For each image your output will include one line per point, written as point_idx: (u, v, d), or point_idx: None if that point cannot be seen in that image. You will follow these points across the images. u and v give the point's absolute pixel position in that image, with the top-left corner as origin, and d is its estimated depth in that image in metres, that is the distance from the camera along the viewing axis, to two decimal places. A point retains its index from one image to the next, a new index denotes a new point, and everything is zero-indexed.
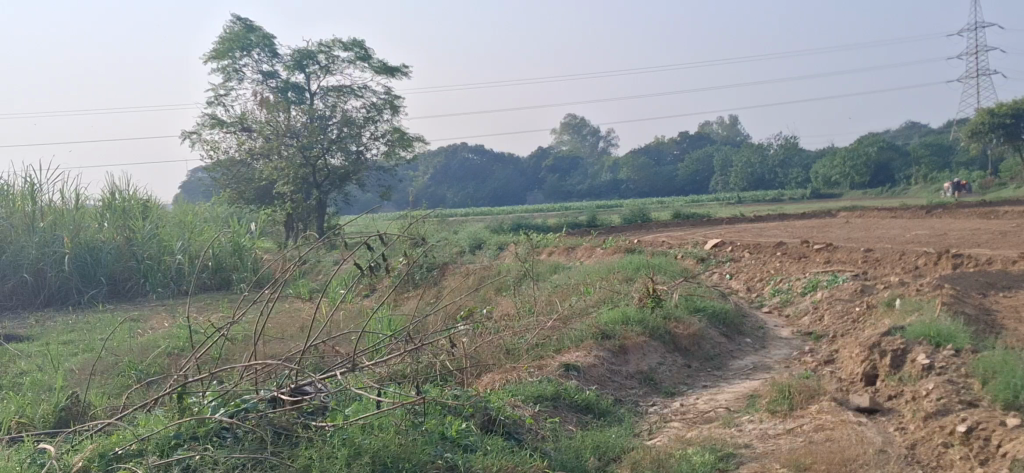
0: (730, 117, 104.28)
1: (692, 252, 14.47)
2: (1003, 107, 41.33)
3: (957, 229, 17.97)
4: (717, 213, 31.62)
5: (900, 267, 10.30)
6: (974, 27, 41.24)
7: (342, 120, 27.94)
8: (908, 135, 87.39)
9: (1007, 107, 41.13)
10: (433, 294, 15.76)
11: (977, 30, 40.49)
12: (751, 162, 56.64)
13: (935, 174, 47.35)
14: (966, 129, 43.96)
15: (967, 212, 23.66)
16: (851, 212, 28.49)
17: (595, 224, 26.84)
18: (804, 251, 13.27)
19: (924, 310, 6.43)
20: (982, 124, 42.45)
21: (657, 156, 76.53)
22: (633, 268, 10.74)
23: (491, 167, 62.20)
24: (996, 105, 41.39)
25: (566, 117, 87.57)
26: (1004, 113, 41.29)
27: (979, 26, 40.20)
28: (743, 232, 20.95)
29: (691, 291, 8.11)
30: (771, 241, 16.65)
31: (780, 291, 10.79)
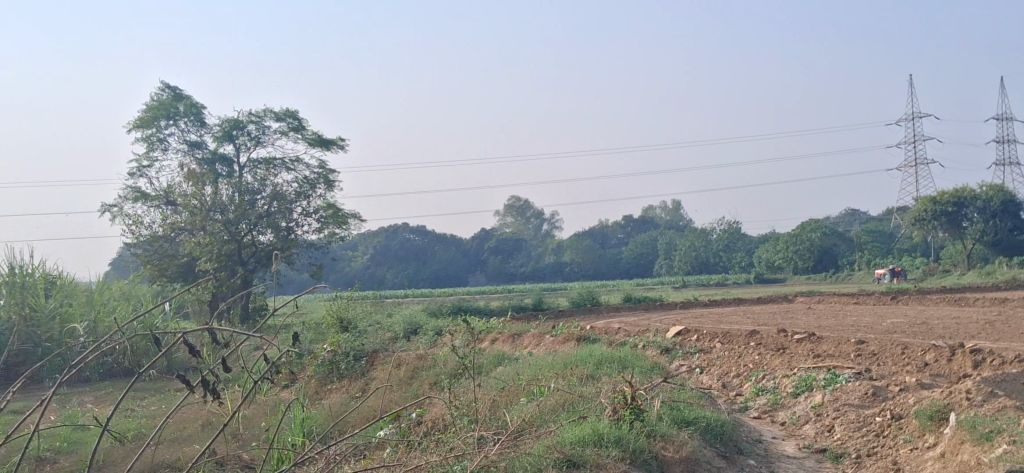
0: (674, 202, 104.49)
1: (655, 340, 12.79)
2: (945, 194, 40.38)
3: (932, 318, 16.61)
4: (668, 297, 30.21)
5: (909, 365, 8.73)
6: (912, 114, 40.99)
7: (271, 193, 26.17)
8: (848, 222, 87.62)
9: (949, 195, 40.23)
10: (362, 387, 13.85)
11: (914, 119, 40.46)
12: (694, 246, 55.86)
13: (879, 261, 46.72)
14: (909, 215, 42.76)
15: (930, 300, 22.42)
16: (808, 298, 27.17)
17: (542, 307, 25.17)
18: (783, 342, 11.67)
19: (1012, 434, 4.80)
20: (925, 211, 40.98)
21: (601, 239, 75.51)
22: (592, 362, 9.05)
23: (434, 247, 60.43)
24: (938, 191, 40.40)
25: (510, 198, 86.51)
26: (946, 200, 40.35)
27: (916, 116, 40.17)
28: (702, 319, 19.40)
29: (673, 395, 6.44)
30: (738, 328, 15.13)
31: (766, 390, 9.15)
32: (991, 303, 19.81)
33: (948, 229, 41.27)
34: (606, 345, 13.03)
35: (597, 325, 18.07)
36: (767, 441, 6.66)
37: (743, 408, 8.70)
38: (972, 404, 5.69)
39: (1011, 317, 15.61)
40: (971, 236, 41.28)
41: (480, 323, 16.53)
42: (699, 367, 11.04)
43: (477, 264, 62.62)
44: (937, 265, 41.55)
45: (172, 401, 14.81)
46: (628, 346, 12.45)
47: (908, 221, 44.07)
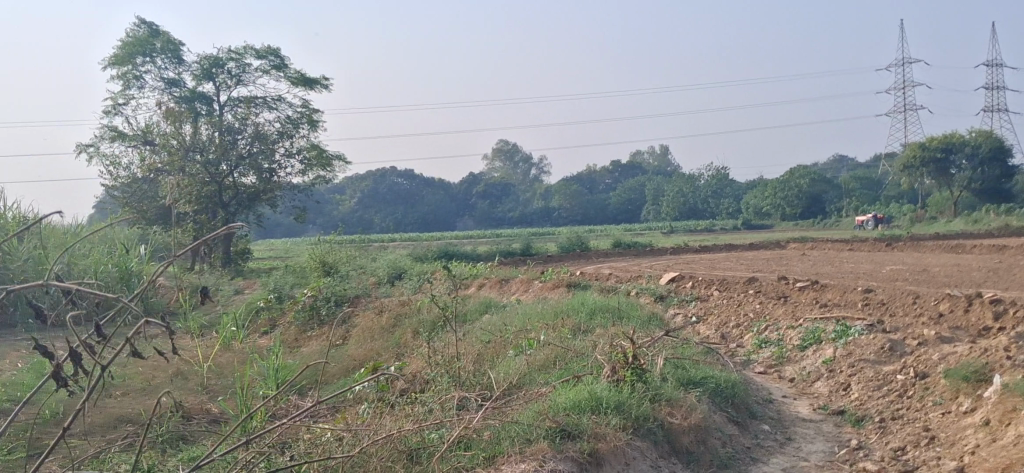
0: (663, 148, 103.71)
1: (650, 287, 12.18)
2: (934, 141, 40.07)
3: (933, 265, 16.05)
4: (658, 242, 29.61)
5: (923, 316, 8.15)
6: (903, 61, 40.14)
7: (253, 133, 25.27)
8: (836, 169, 86.88)
9: (938, 142, 39.94)
10: (342, 335, 13.25)
11: (903, 65, 39.79)
12: (682, 191, 55.27)
13: (867, 208, 46.23)
14: (897, 161, 42.63)
15: (927, 247, 21.86)
16: (800, 244, 26.59)
17: (529, 252, 24.58)
18: (784, 290, 11.08)
19: None
20: (914, 158, 40.93)
21: (589, 183, 74.74)
22: (586, 311, 8.43)
23: (420, 191, 59.50)
24: (927, 138, 40.13)
25: (498, 143, 85.50)
26: (935, 147, 40.06)
27: (905, 62, 39.52)
28: (694, 265, 18.82)
29: (677, 352, 5.84)
30: (734, 276, 14.55)
31: (770, 342, 8.59)
32: (990, 250, 19.28)
33: (934, 178, 41.19)
34: (598, 291, 12.43)
35: (587, 271, 17.48)
36: (778, 401, 6.09)
37: (745, 361, 8.13)
38: (1011, 365, 5.12)
39: (1016, 265, 15.05)
40: (959, 184, 40.70)
41: (465, 268, 15.91)
42: (696, 316, 10.47)
43: (464, 210, 61.78)
44: (923, 211, 41.03)
45: (147, 348, 14.21)
46: (622, 294, 11.85)
47: (896, 169, 43.49)
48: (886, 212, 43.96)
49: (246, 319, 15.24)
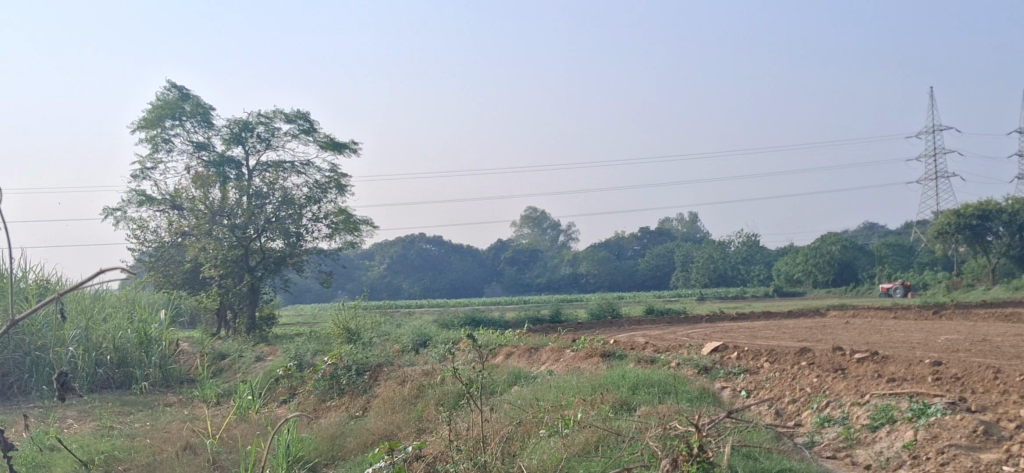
0: (691, 215, 102.89)
1: (691, 358, 11.26)
2: (969, 207, 38.94)
3: (991, 335, 15.00)
4: (690, 309, 28.60)
5: (1010, 394, 7.26)
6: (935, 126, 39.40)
7: (281, 197, 24.38)
8: (866, 236, 85.35)
9: (974, 207, 38.79)
10: (363, 405, 12.41)
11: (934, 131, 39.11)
12: (713, 257, 54.20)
13: (901, 274, 44.93)
14: (931, 228, 41.15)
15: (976, 315, 20.75)
16: (840, 312, 25.50)
17: (559, 319, 23.70)
18: (841, 362, 10.15)
19: None
20: (948, 224, 39.63)
21: (616, 250, 73.67)
22: (629, 384, 7.58)
23: (448, 258, 58.80)
24: (962, 204, 38.96)
25: (526, 209, 85.06)
26: (970, 213, 38.89)
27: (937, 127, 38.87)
28: (733, 334, 17.84)
29: (743, 441, 4.98)
30: (781, 346, 13.59)
31: (835, 421, 7.70)
32: None
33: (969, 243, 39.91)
34: (635, 362, 11.53)
35: (620, 340, 16.55)
36: None
37: (809, 442, 7.23)
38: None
39: None
40: (996, 250, 39.39)
41: (493, 336, 15.04)
42: (745, 390, 9.56)
43: (491, 276, 60.77)
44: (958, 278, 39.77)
45: (158, 417, 13.39)
46: (662, 366, 10.94)
47: (930, 236, 42.31)
48: (921, 281, 42.21)
49: (264, 387, 14.42)
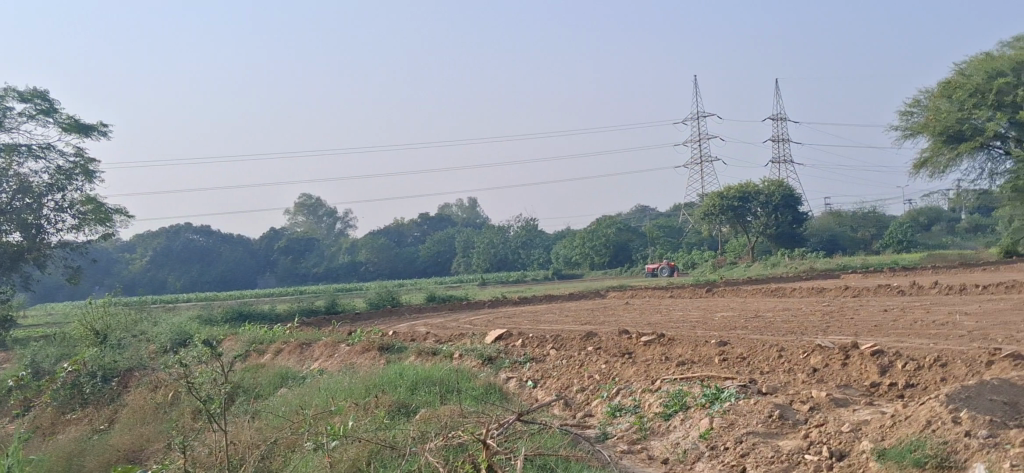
0: (469, 200, 103.59)
1: (473, 347, 10.66)
2: (730, 190, 40.78)
3: (763, 311, 15.39)
4: (472, 294, 28.27)
5: (798, 373, 7.09)
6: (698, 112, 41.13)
7: (16, 185, 21.86)
8: (638, 219, 88.84)
9: (735, 190, 40.69)
10: (109, 417, 10.97)
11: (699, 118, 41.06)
12: (492, 242, 54.46)
13: (671, 255, 46.69)
14: (697, 210, 42.81)
15: (745, 292, 21.53)
16: (618, 292, 25.87)
17: (336, 310, 22.67)
18: (626, 345, 9.85)
19: None
20: (713, 207, 41.10)
21: (395, 237, 72.56)
22: (406, 384, 6.81)
23: (219, 248, 55.94)
24: (725, 188, 40.74)
25: (301, 196, 82.59)
26: (732, 195, 40.76)
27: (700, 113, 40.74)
28: (517, 319, 17.47)
29: (543, 453, 4.32)
30: (565, 331, 13.28)
31: (627, 410, 7.26)
32: (810, 294, 19.03)
33: (731, 224, 41.85)
34: (416, 356, 10.96)
35: (400, 330, 15.79)
36: None
37: (602, 435, 6.74)
38: (977, 446, 3.91)
39: (846, 308, 14.55)
40: (756, 229, 41.63)
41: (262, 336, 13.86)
42: (532, 380, 9.03)
43: (266, 267, 58.04)
44: (722, 257, 41.03)
45: None
46: (443, 358, 10.25)
47: (696, 217, 44.09)
48: (688, 260, 43.22)
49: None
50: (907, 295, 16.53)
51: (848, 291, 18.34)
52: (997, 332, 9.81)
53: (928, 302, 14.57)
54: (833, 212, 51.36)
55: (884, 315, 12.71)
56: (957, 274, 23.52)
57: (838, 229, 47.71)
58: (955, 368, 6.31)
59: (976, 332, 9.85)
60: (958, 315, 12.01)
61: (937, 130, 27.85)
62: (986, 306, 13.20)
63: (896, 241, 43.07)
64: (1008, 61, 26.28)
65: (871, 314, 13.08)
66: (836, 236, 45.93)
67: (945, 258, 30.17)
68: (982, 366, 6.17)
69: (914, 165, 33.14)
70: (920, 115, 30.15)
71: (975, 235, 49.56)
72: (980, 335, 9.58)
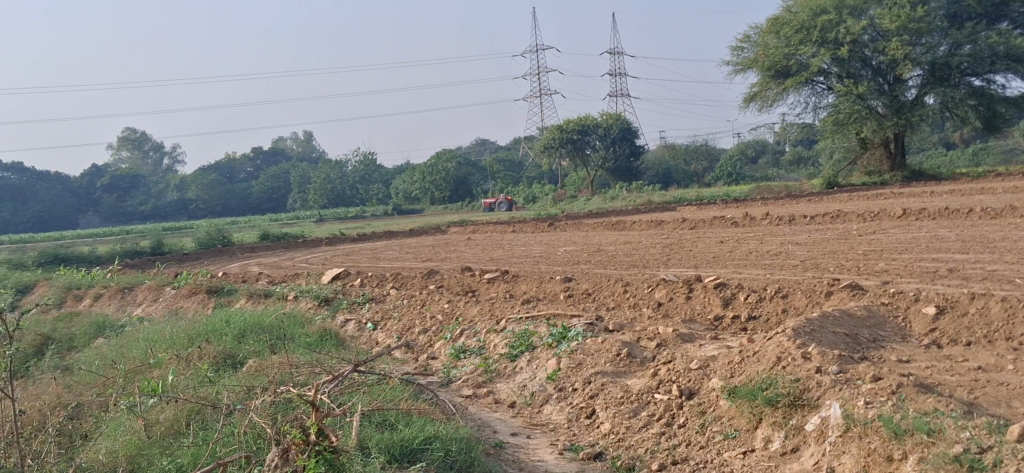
0: (305, 134, 100.84)
1: (307, 289, 10.23)
2: (570, 123, 41.08)
3: (604, 244, 15.47)
4: (309, 232, 27.46)
5: (643, 309, 7.03)
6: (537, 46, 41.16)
7: None
8: (478, 152, 88.73)
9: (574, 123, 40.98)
10: None
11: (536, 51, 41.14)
12: (330, 177, 53.15)
13: (511, 189, 46.79)
14: (537, 143, 42.86)
15: (585, 225, 21.70)
16: (459, 227, 25.64)
17: (161, 251, 21.50)
18: (470, 283, 9.61)
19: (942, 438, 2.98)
20: (552, 140, 41.20)
21: (227, 173, 69.79)
22: (234, 333, 6.32)
23: (33, 187, 52.53)
24: (565, 120, 41.12)
25: (123, 131, 78.24)
26: (571, 128, 41.06)
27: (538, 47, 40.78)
28: (356, 258, 16.98)
29: (378, 406, 3.99)
30: (405, 269, 12.94)
31: (471, 352, 7.09)
32: (648, 226, 19.31)
33: (571, 156, 42.22)
34: (249, 298, 10.72)
35: (231, 272, 15.04)
36: (516, 447, 4.48)
37: (445, 380, 6.48)
38: (828, 382, 3.77)
39: (684, 240, 14.78)
40: (595, 163, 42.19)
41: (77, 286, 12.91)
42: (372, 321, 8.84)
43: (88, 206, 54.70)
44: (562, 191, 41.35)
45: None
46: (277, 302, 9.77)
47: (536, 151, 44.24)
48: (528, 194, 43.12)
49: None
50: (740, 226, 16.99)
51: (685, 224, 18.74)
52: (828, 260, 10.08)
53: (760, 232, 14.98)
54: (667, 145, 52.66)
55: (721, 247, 12.95)
56: (784, 205, 24.44)
57: (672, 162, 48.99)
58: (795, 299, 6.32)
59: (810, 261, 10.10)
60: (791, 245, 12.34)
61: (766, 65, 28.73)
62: (815, 235, 13.66)
63: (726, 173, 44.60)
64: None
65: (708, 245, 13.31)
66: (671, 169, 47.15)
67: (773, 189, 31.40)
68: (821, 297, 6.20)
69: (743, 100, 34.18)
70: (750, 50, 30.99)
71: (798, 167, 51.97)
72: (814, 264, 9.82)
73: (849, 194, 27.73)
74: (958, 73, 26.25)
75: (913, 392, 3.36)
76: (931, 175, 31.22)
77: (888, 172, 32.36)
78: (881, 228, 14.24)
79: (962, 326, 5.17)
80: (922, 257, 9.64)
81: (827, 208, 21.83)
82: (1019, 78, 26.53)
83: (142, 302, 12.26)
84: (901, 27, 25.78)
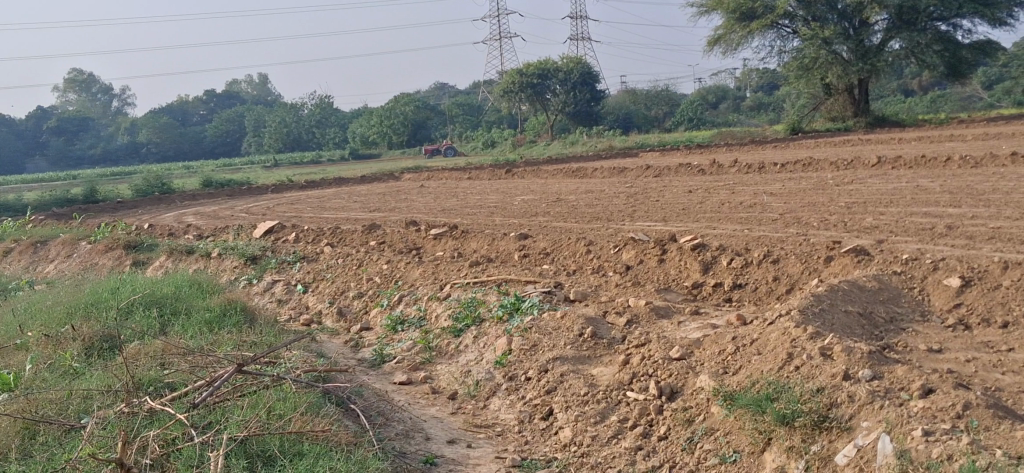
0: (259, 75, 98.57)
1: (233, 246, 9.20)
2: (530, 67, 39.90)
3: (564, 194, 14.50)
4: (258, 178, 26.24)
5: (610, 275, 6.14)
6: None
7: None
8: (436, 96, 87.16)
9: (534, 67, 39.79)
10: None
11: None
12: (285, 121, 51.56)
13: (469, 134, 45.63)
14: (496, 87, 41.58)
15: (545, 172, 20.66)
16: (414, 174, 24.53)
17: (95, 199, 20.22)
18: (414, 239, 8.62)
19: None
20: (511, 84, 40.06)
21: (181, 115, 67.73)
22: (121, 307, 5.27)
23: None
24: (524, 64, 39.85)
25: (70, 71, 75.54)
26: (531, 72, 39.89)
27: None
28: (300, 207, 15.88)
29: (278, 438, 3.14)
30: (347, 221, 11.90)
31: (410, 324, 6.15)
32: (611, 173, 18.41)
33: (531, 101, 41.09)
34: (170, 258, 9.69)
35: (161, 224, 13.93)
36: (452, 464, 3.52)
37: (376, 360, 5.52)
38: (866, 398, 2.92)
39: (648, 190, 13.89)
40: (555, 108, 41.13)
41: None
42: (303, 283, 7.91)
43: (35, 149, 52.48)
44: (521, 135, 40.20)
45: None
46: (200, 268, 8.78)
47: (495, 95, 43.05)
48: (486, 138, 42.03)
49: None
50: (707, 174, 16.11)
51: (649, 171, 17.79)
52: (809, 215, 9.18)
53: (729, 181, 14.07)
54: (628, 90, 51.61)
55: (688, 197, 12.03)
56: (750, 152, 23.65)
57: (633, 107, 48.05)
58: (787, 263, 5.40)
59: (788, 216, 9.24)
60: (765, 196, 11.54)
61: (730, 7, 27.72)
62: (789, 185, 12.79)
63: (687, 119, 43.81)
64: None
65: (675, 195, 12.40)
66: (632, 114, 46.24)
67: (735, 135, 30.63)
68: (817, 262, 5.30)
69: (707, 42, 33.20)
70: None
71: (759, 112, 51.27)
72: (794, 219, 8.90)
73: (813, 141, 27.02)
74: (925, 16, 25.45)
75: (991, 420, 2.67)
76: (894, 121, 30.57)
77: (851, 117, 31.67)
78: (857, 177, 13.39)
79: (994, 302, 4.28)
80: (911, 211, 8.75)
81: (795, 155, 21.04)
82: (987, 23, 25.81)
83: (56, 260, 11.12)
84: None
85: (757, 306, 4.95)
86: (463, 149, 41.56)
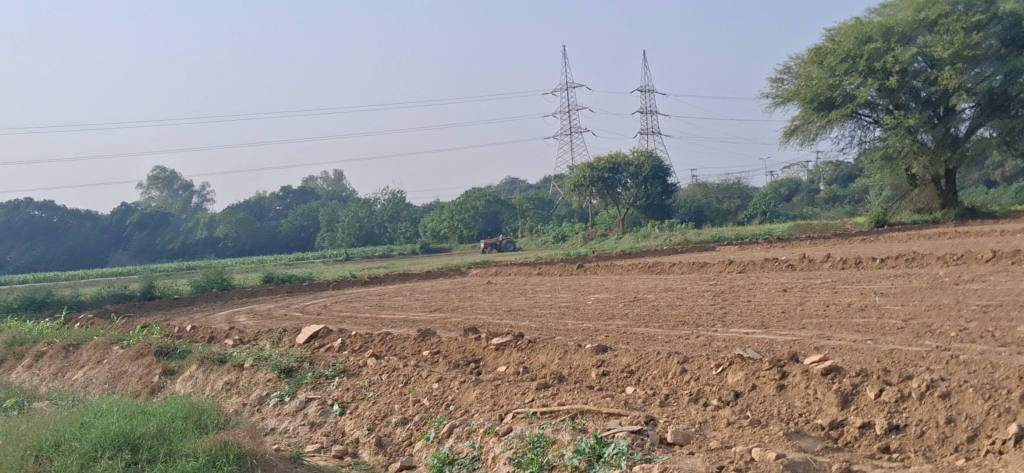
0: (334, 172, 99.81)
1: (269, 355, 8.01)
2: (601, 160, 38.97)
3: (642, 292, 13.17)
4: (323, 274, 25.41)
5: (715, 406, 4.79)
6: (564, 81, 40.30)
7: None
8: (507, 191, 86.91)
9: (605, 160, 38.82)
10: None
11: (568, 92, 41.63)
12: (357, 216, 51.32)
13: (539, 227, 44.61)
14: (567, 181, 40.75)
15: (619, 267, 19.36)
16: (482, 269, 23.39)
17: (152, 295, 19.51)
18: (472, 350, 7.36)
19: None
20: (582, 178, 39.12)
21: (259, 211, 68.24)
22: (87, 449, 4.40)
23: (65, 223, 50.93)
24: (595, 157, 38.94)
25: (154, 169, 77.13)
26: (602, 166, 38.95)
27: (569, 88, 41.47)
28: (357, 305, 14.81)
29: None
30: (402, 325, 10.70)
31: (462, 465, 4.88)
32: (691, 269, 17.01)
33: (604, 195, 40.04)
34: (201, 367, 8.51)
35: (209, 325, 12.93)
36: None
37: None
38: None
39: (737, 288, 12.46)
40: (626, 201, 39.88)
41: (31, 361, 10.93)
42: (341, 403, 6.68)
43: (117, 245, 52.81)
44: (592, 228, 38.87)
45: None
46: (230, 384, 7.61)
47: (565, 189, 42.12)
48: (555, 232, 40.89)
49: None
50: (798, 270, 14.64)
51: (731, 266, 16.39)
52: (941, 322, 7.68)
53: (827, 279, 12.59)
54: (699, 184, 50.28)
55: (784, 298, 10.61)
56: (839, 245, 22.06)
57: (705, 200, 46.65)
58: (963, 398, 4.05)
59: (915, 322, 7.76)
60: (876, 297, 10.03)
61: (808, 96, 26.27)
62: (899, 283, 11.26)
63: (762, 211, 42.25)
64: (878, 26, 24.87)
65: (770, 296, 10.94)
66: (704, 207, 44.80)
67: (816, 227, 29.00)
68: (1007, 401, 3.96)
69: (784, 133, 31.94)
70: (791, 82, 28.79)
71: (836, 204, 49.48)
72: (925, 327, 7.45)
73: (903, 234, 25.28)
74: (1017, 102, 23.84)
75: None
76: (987, 212, 28.61)
77: (939, 208, 29.82)
78: (975, 274, 11.79)
79: None
80: None
81: (892, 249, 19.41)
82: None
83: (85, 367, 10.07)
84: (954, 55, 23.45)
85: (933, 467, 3.61)
86: (537, 243, 40.58)
